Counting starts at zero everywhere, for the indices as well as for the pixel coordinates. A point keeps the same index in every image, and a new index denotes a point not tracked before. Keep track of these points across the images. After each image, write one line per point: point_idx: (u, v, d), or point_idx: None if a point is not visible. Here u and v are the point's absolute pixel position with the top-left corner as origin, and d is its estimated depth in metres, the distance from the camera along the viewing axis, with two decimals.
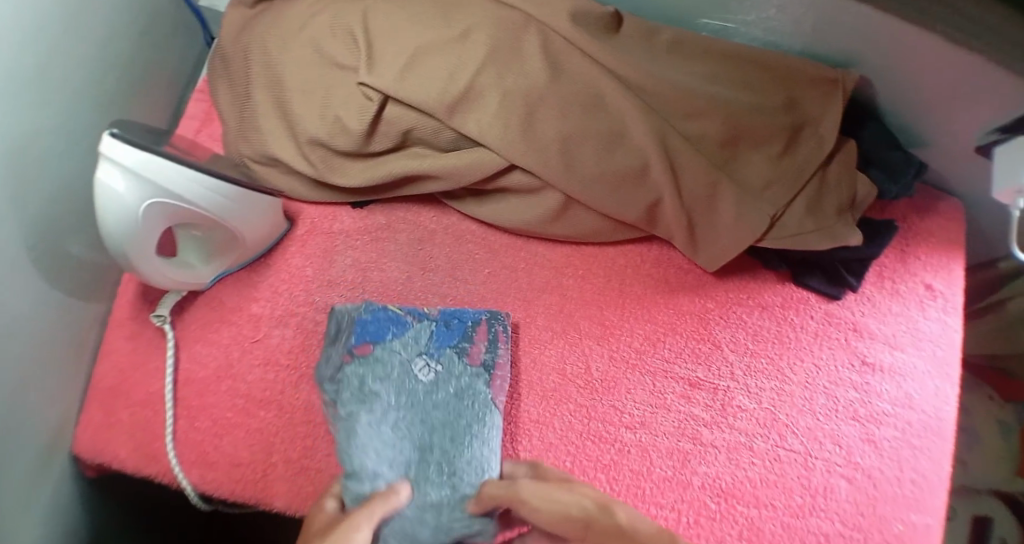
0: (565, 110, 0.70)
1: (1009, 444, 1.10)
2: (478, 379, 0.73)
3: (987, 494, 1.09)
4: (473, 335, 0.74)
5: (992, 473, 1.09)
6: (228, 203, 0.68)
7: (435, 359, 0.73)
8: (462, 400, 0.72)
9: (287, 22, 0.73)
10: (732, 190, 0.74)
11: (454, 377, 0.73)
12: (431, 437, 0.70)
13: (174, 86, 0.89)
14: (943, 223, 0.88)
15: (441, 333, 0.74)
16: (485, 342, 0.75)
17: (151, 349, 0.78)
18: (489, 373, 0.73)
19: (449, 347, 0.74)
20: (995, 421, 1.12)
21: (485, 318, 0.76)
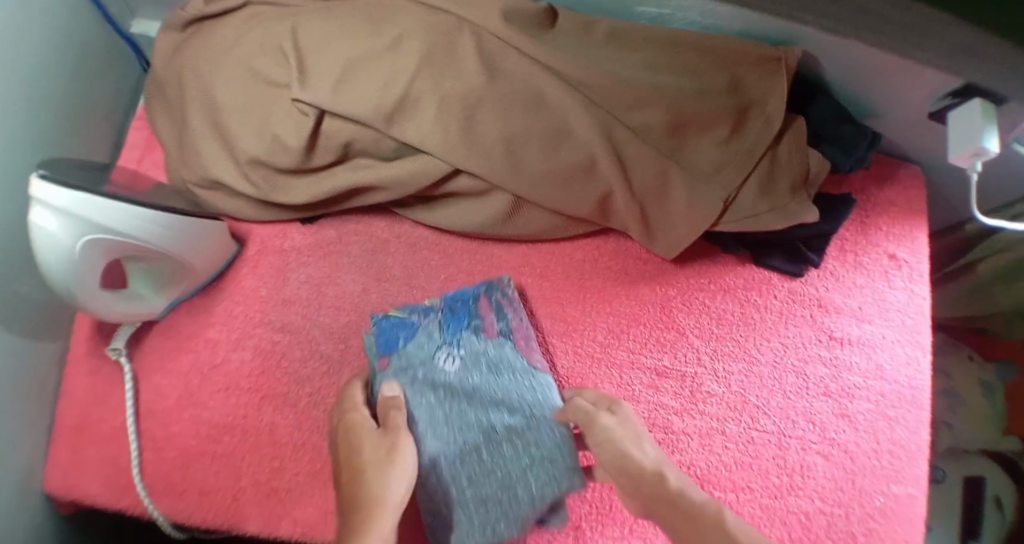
0: (506, 111, 0.69)
1: (994, 403, 1.09)
2: (504, 349, 0.76)
3: (977, 454, 1.08)
4: (480, 312, 0.77)
5: (980, 434, 1.08)
6: (169, 232, 0.67)
7: (456, 345, 0.76)
8: (501, 373, 0.75)
9: (218, 43, 0.72)
10: (682, 177, 0.74)
11: (480, 355, 0.76)
12: (484, 421, 0.73)
13: (114, 117, 0.87)
14: (902, 191, 0.88)
15: (452, 319, 0.77)
16: (493, 314, 0.77)
17: (112, 383, 0.78)
18: (510, 340, 0.76)
19: (464, 329, 0.76)
20: (977, 380, 1.11)
21: (484, 291, 0.78)
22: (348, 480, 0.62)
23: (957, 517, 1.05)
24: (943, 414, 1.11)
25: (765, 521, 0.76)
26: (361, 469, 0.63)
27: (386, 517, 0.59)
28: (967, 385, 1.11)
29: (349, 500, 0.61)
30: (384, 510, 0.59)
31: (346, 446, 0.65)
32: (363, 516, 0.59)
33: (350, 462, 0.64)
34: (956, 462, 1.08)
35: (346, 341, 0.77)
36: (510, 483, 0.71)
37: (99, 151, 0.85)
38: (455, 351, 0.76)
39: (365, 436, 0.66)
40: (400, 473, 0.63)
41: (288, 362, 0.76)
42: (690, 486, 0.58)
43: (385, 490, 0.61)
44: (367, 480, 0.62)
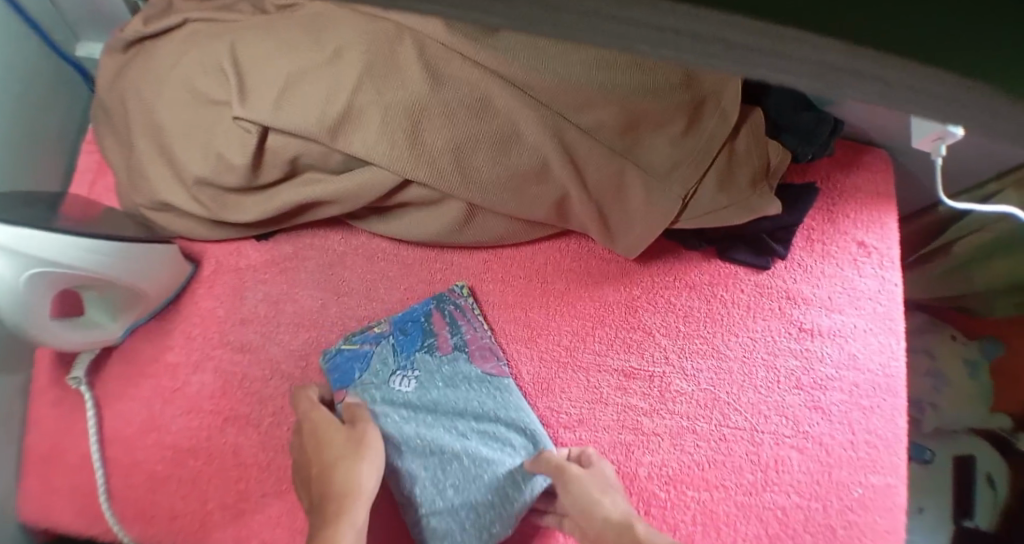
0: (452, 118, 0.68)
1: (979, 382, 1.03)
2: (458, 363, 0.77)
3: (965, 432, 1.02)
4: (432, 328, 0.77)
5: (968, 413, 1.03)
6: (116, 259, 0.67)
7: (410, 368, 0.76)
8: (457, 384, 0.76)
9: (158, 63, 0.71)
10: (638, 176, 0.72)
11: (435, 372, 0.76)
12: (453, 432, 0.74)
13: (65, 143, 0.86)
14: (867, 176, 0.87)
15: (404, 341, 0.77)
16: (447, 328, 0.78)
17: (76, 411, 0.77)
18: (465, 351, 0.77)
19: (417, 350, 0.77)
20: (961, 360, 1.04)
21: (435, 306, 0.78)
22: (319, 475, 0.66)
23: (950, 492, 0.99)
24: (925, 392, 1.05)
25: (740, 518, 0.75)
26: (332, 463, 0.66)
27: (359, 508, 0.64)
28: (951, 362, 1.05)
29: (321, 492, 0.65)
30: (358, 501, 0.64)
31: (313, 443, 0.68)
32: (338, 507, 0.63)
33: (319, 457, 0.67)
34: (944, 440, 1.03)
35: (307, 357, 0.77)
36: (502, 485, 0.71)
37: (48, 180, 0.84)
38: (412, 374, 0.76)
39: (331, 433, 0.68)
40: (371, 464, 0.67)
41: (249, 382, 0.75)
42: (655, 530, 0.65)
43: (358, 481, 0.65)
44: (341, 472, 0.66)
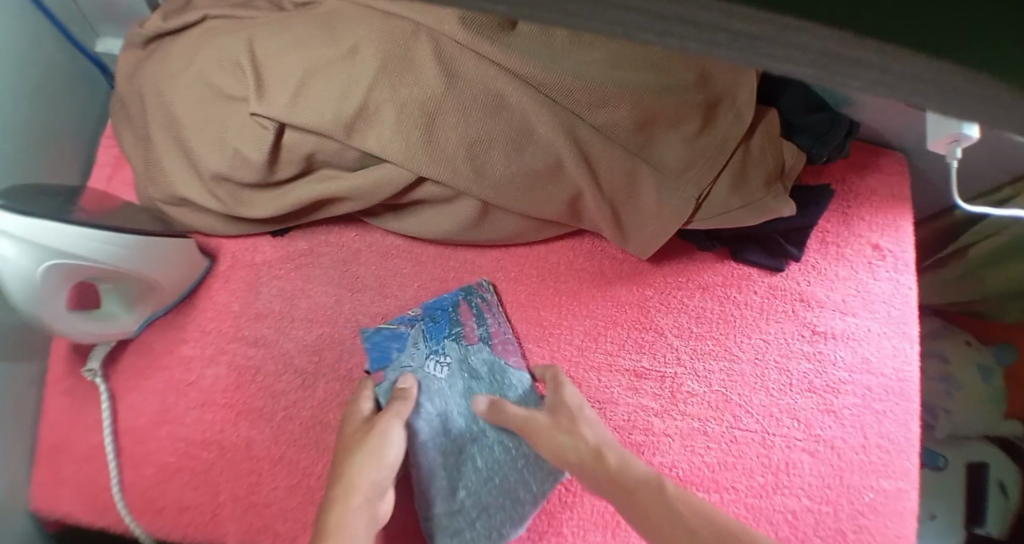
0: (467, 115, 0.68)
1: (991, 388, 1.02)
2: (484, 352, 0.76)
3: (977, 439, 1.01)
4: (458, 318, 0.78)
5: (980, 419, 1.02)
6: (130, 252, 0.68)
7: (442, 353, 0.76)
8: (481, 376, 0.76)
9: (177, 59, 0.72)
10: (652, 175, 0.72)
11: (466, 360, 0.76)
12: (476, 424, 0.74)
13: (83, 137, 0.88)
14: (884, 178, 0.86)
15: (432, 328, 0.77)
16: (473, 319, 0.78)
17: (90, 402, 0.78)
18: (489, 343, 0.78)
19: (446, 337, 0.77)
20: (975, 365, 1.03)
21: (462, 298, 0.79)
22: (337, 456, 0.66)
23: (961, 498, 0.99)
24: (938, 398, 1.04)
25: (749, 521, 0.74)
26: (349, 444, 0.66)
27: (366, 489, 0.62)
28: (963, 368, 1.03)
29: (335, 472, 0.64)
30: (365, 482, 0.62)
31: (344, 433, 0.69)
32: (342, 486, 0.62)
33: (343, 441, 0.67)
34: (954, 446, 1.02)
35: (320, 353, 0.77)
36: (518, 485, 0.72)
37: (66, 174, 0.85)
38: (443, 359, 0.76)
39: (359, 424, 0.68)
40: (384, 450, 0.65)
41: (262, 377, 0.76)
42: (627, 462, 0.60)
43: (367, 462, 0.64)
44: (353, 452, 0.65)
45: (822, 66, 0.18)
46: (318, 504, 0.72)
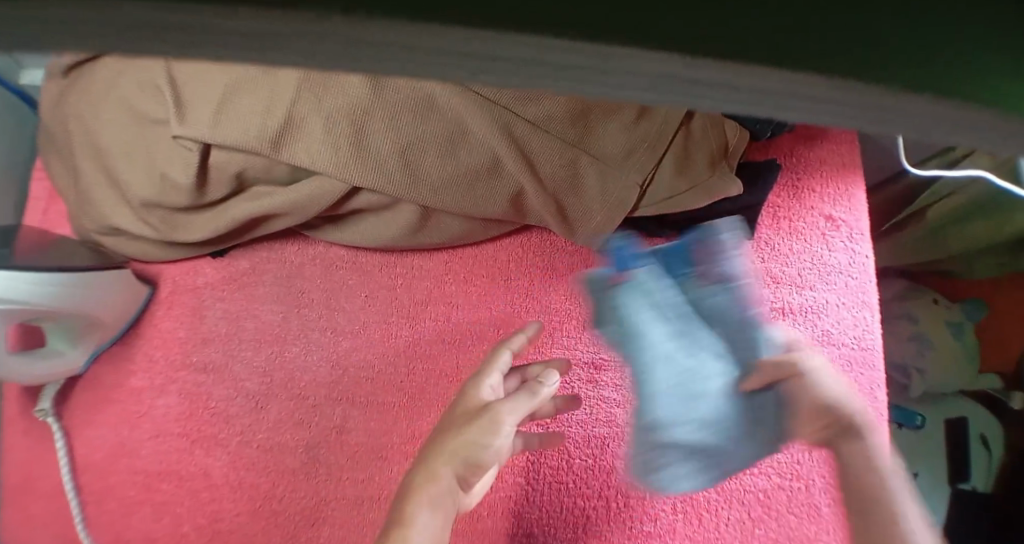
0: (397, 120, 0.66)
1: (963, 344, 1.00)
2: (717, 295, 0.67)
3: (954, 396, 1.00)
4: (698, 254, 0.69)
5: (954, 376, 1.00)
6: (65, 292, 0.67)
7: (682, 288, 0.68)
8: (733, 317, 0.67)
9: (95, 86, 0.70)
10: (593, 166, 0.72)
11: (701, 301, 0.67)
12: (709, 369, 0.66)
13: (16, 173, 0.86)
14: (832, 148, 0.85)
15: (668, 263, 0.70)
16: (710, 257, 0.69)
17: (45, 442, 0.77)
18: (727, 284, 0.67)
19: (684, 272, 0.69)
20: (945, 323, 1.01)
21: (698, 237, 0.70)
22: (438, 432, 0.66)
23: (942, 455, 0.97)
24: (910, 356, 1.00)
25: (722, 500, 0.73)
26: (445, 428, 0.65)
27: (444, 468, 0.61)
28: (936, 325, 1.00)
29: (420, 461, 0.63)
30: (444, 465, 0.61)
31: (450, 409, 0.69)
32: (424, 473, 0.61)
33: (445, 424, 0.67)
34: (935, 403, 1.00)
35: (269, 374, 0.76)
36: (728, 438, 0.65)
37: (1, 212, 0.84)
38: (734, 288, 0.67)
39: (472, 401, 0.67)
40: (484, 432, 0.63)
41: (214, 402, 0.75)
42: (876, 450, 0.58)
43: (456, 445, 0.62)
44: (449, 435, 0.64)
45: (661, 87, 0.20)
46: (281, 527, 0.71)
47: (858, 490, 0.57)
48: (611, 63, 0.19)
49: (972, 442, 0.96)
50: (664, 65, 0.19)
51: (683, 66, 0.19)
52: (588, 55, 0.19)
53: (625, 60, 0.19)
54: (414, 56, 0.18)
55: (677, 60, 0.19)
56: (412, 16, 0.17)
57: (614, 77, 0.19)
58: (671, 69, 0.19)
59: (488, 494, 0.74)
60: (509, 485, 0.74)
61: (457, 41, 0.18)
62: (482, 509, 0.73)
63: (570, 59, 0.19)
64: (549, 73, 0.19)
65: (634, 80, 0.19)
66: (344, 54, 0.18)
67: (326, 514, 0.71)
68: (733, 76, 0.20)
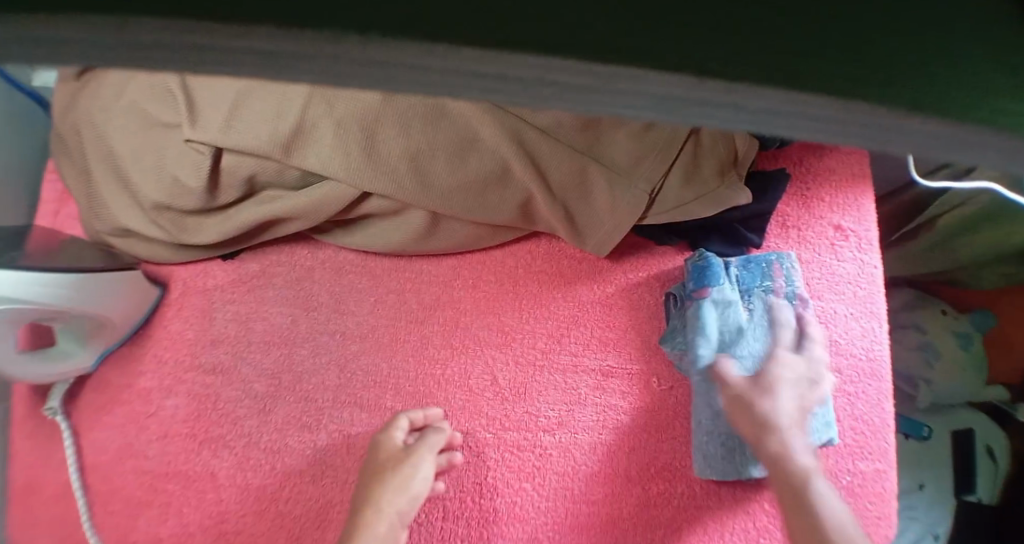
0: (407, 127, 0.66)
1: (970, 354, 0.98)
2: (787, 311, 0.76)
3: (959, 406, 0.99)
4: (773, 273, 0.76)
5: (961, 386, 0.98)
6: (77, 293, 0.67)
7: (749, 300, 0.76)
8: None
9: (109, 89, 0.71)
10: (602, 174, 0.71)
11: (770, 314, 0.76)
12: None
13: (27, 175, 0.87)
14: (841, 158, 0.84)
15: (747, 275, 0.77)
16: (783, 277, 0.76)
17: (53, 442, 0.77)
18: (795, 304, 0.76)
19: (758, 288, 0.76)
20: (952, 332, 0.98)
21: (776, 258, 0.77)
22: (361, 481, 0.71)
23: (949, 464, 0.96)
24: (916, 367, 0.99)
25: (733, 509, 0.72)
26: (370, 477, 0.70)
27: (378, 520, 0.67)
28: (942, 336, 0.98)
29: (356, 505, 0.69)
30: (375, 515, 0.67)
31: (368, 456, 0.72)
32: (359, 521, 0.67)
33: (366, 471, 0.71)
34: (939, 413, 0.99)
35: (277, 376, 0.76)
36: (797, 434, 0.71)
37: (11, 213, 0.85)
38: (801, 301, 0.76)
39: (385, 450, 0.71)
40: (403, 484, 0.69)
41: (223, 403, 0.75)
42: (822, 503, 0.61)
43: (384, 497, 0.68)
44: (372, 486, 0.69)
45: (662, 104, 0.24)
46: (288, 529, 0.71)
47: (794, 507, 0.62)
48: (614, 84, 0.24)
49: (978, 453, 0.96)
50: (660, 87, 0.24)
51: (676, 87, 0.24)
52: (594, 77, 0.24)
53: (633, 81, 0.24)
54: (459, 78, 0.23)
55: (673, 82, 0.24)
56: (463, 47, 0.23)
57: (613, 97, 0.24)
58: (666, 91, 0.24)
59: (494, 499, 0.74)
60: (515, 491, 0.74)
61: (494, 66, 0.23)
62: (488, 514, 0.73)
63: (577, 81, 0.24)
64: (564, 91, 0.24)
65: (633, 101, 0.24)
66: (399, 76, 0.23)
67: (332, 516, 0.72)
68: (718, 95, 0.25)
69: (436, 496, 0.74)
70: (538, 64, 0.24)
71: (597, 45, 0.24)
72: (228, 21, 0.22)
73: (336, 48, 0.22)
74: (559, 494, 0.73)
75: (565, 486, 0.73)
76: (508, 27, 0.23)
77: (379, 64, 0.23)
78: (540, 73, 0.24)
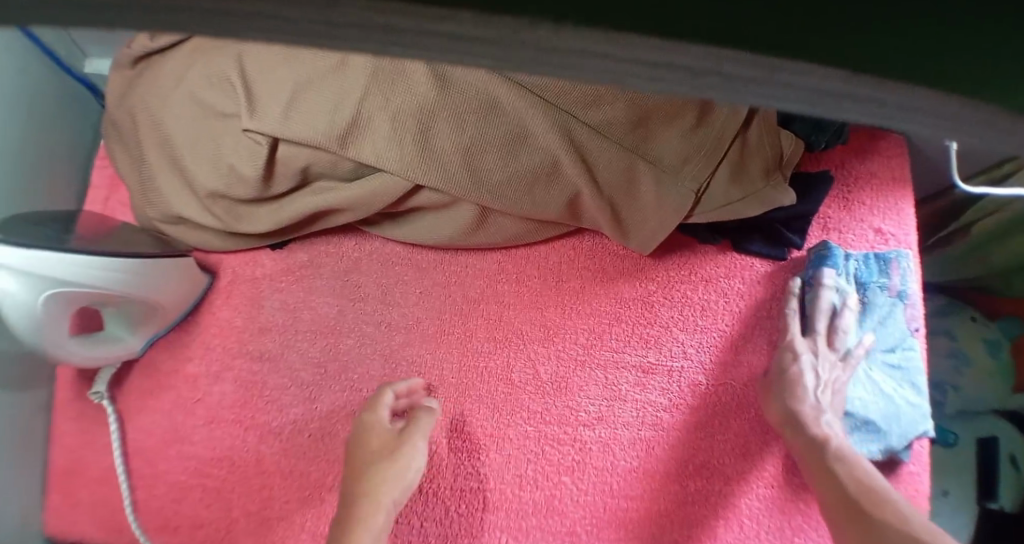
0: (461, 122, 0.66)
1: (999, 360, 0.93)
2: (896, 309, 0.77)
3: (985, 413, 0.93)
4: (888, 269, 0.78)
5: (987, 391, 0.93)
6: (130, 278, 0.68)
7: (864, 294, 0.78)
8: (886, 326, 0.77)
9: (166, 77, 0.72)
10: (650, 171, 0.71)
11: (878, 308, 0.78)
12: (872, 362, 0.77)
13: (75, 162, 0.89)
14: (885, 161, 0.82)
15: (864, 269, 0.78)
16: (898, 274, 0.78)
17: (98, 425, 0.79)
18: (904, 301, 0.77)
19: (873, 282, 0.78)
20: (979, 337, 0.95)
21: (894, 255, 0.78)
22: (351, 469, 0.68)
23: (972, 471, 0.92)
24: (944, 372, 0.97)
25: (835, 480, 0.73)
26: (363, 463, 0.68)
27: (377, 510, 0.65)
28: (971, 342, 0.96)
29: (348, 493, 0.67)
30: (373, 503, 0.65)
31: (357, 439, 0.70)
32: (357, 510, 0.65)
33: (354, 457, 0.69)
34: (966, 420, 0.94)
35: (324, 365, 0.77)
36: (903, 422, 0.73)
37: (61, 201, 0.87)
38: (910, 303, 0.77)
39: (379, 435, 0.70)
40: (400, 471, 0.68)
41: (269, 391, 0.77)
42: (849, 474, 0.62)
43: (381, 485, 0.66)
44: (369, 473, 0.67)
45: (817, 101, 0.19)
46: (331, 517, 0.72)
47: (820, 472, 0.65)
48: (778, 75, 0.19)
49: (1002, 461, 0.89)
50: (831, 81, 0.19)
51: (837, 81, 0.19)
52: (760, 66, 0.18)
53: (781, 72, 0.19)
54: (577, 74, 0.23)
55: (828, 76, 0.19)
56: (600, 31, 0.17)
57: (776, 90, 0.19)
58: (825, 83, 0.19)
59: (534, 492, 0.74)
60: (554, 484, 0.74)
61: (671, 55, 0.18)
62: (526, 507, 0.74)
63: (742, 71, 0.18)
64: (727, 82, 0.18)
65: (794, 92, 0.19)
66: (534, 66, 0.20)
67: None
68: (880, 92, 0.20)
69: (476, 487, 0.75)
70: (705, 54, 0.18)
71: (777, 35, 0.18)
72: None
73: (444, 27, 0.17)
74: (597, 489, 0.74)
75: (603, 481, 0.74)
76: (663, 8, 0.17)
77: (492, 47, 0.17)
78: (711, 62, 0.18)
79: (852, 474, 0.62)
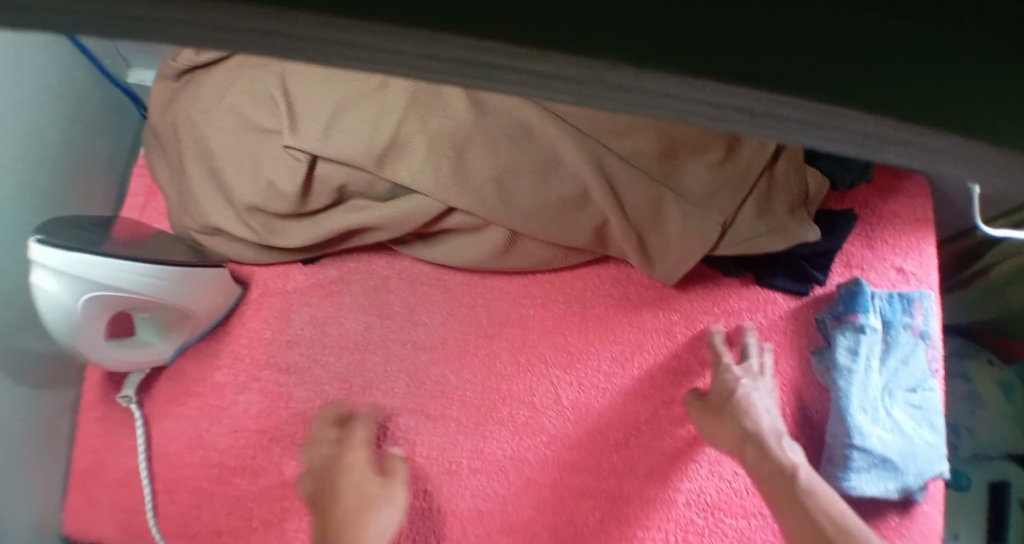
0: (495, 147, 0.68)
1: (1013, 405, 0.94)
2: (918, 349, 0.77)
3: (1002, 459, 0.93)
4: (912, 309, 0.77)
5: (1004, 435, 0.93)
6: (165, 284, 0.70)
7: (890, 332, 0.77)
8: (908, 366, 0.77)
9: (210, 92, 0.74)
10: (676, 203, 0.71)
11: (901, 347, 0.77)
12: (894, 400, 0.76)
13: (114, 168, 0.92)
14: (907, 201, 0.83)
15: (889, 308, 0.78)
16: (921, 314, 0.77)
17: (121, 429, 0.79)
18: (926, 342, 0.77)
19: (898, 321, 0.77)
20: (995, 383, 0.95)
21: (918, 296, 0.78)
22: (336, 509, 0.66)
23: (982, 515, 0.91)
24: (961, 415, 0.95)
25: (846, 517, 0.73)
26: (348, 504, 0.66)
27: None
28: (986, 387, 0.96)
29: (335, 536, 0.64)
30: None
31: (336, 477, 0.68)
32: None
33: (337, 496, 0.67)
34: (981, 464, 0.93)
35: (349, 380, 0.79)
36: (920, 461, 0.72)
37: (99, 206, 0.89)
38: (932, 343, 0.77)
39: (364, 475, 0.69)
40: (386, 518, 0.67)
41: (294, 403, 0.78)
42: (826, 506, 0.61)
43: (371, 531, 0.65)
44: (358, 516, 0.65)
45: (866, 146, 0.22)
46: None
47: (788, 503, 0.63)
48: (831, 116, 0.21)
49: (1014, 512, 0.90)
50: (878, 127, 0.22)
51: (879, 126, 0.22)
52: (818, 111, 0.21)
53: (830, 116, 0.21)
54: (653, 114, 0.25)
55: (878, 123, 0.21)
56: (673, 73, 0.20)
57: (826, 131, 0.21)
58: (874, 130, 0.22)
59: (551, 517, 0.74)
60: (571, 509, 0.74)
61: (740, 98, 0.20)
62: (543, 532, 0.74)
63: (798, 115, 0.21)
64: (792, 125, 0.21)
65: (840, 135, 0.21)
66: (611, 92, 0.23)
67: None
68: (910, 137, 0.22)
69: (494, 508, 0.75)
70: (770, 98, 0.21)
71: (830, 83, 0.20)
72: (459, 34, 0.19)
73: (535, 65, 0.19)
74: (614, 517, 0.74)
75: (620, 509, 0.74)
76: (734, 60, 0.20)
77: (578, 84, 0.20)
78: (774, 107, 0.21)
79: (823, 507, 0.61)
